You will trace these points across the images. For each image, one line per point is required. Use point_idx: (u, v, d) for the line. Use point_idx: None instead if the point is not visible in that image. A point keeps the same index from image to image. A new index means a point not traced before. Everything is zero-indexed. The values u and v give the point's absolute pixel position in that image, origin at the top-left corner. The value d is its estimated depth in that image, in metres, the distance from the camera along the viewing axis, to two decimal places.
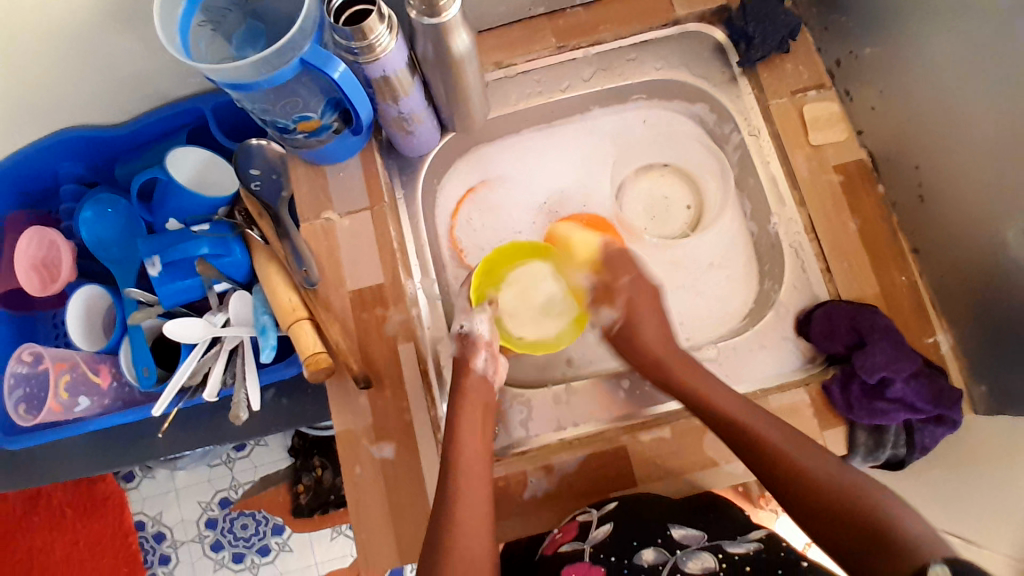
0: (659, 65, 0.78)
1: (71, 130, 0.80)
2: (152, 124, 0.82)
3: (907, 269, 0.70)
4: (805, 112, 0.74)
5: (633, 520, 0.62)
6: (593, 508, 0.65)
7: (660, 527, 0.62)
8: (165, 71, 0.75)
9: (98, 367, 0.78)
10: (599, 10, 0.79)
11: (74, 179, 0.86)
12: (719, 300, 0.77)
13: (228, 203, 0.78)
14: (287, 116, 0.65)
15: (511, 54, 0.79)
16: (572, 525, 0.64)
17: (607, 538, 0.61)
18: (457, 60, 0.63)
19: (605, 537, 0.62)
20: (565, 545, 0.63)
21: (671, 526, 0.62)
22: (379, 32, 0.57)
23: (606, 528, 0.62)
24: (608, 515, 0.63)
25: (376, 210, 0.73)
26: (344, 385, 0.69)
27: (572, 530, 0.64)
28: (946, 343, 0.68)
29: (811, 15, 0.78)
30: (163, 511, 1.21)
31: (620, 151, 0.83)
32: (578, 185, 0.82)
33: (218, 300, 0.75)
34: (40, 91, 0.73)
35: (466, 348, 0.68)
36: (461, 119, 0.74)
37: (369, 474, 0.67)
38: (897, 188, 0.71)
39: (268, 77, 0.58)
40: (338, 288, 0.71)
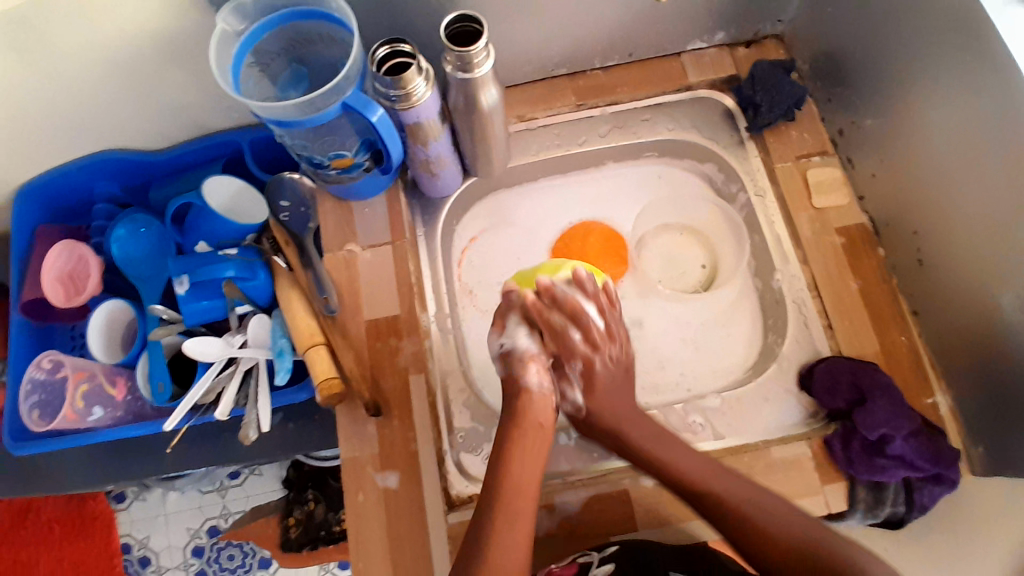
0: (671, 126, 0.83)
1: (110, 152, 0.85)
2: (189, 153, 0.87)
3: (906, 329, 0.73)
4: (809, 176, 0.79)
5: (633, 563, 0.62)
6: (595, 551, 0.64)
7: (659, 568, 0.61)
8: (209, 104, 0.80)
9: (115, 379, 0.80)
10: (617, 73, 0.85)
11: (108, 198, 0.90)
12: (723, 351, 0.79)
13: (256, 231, 0.82)
14: (323, 152, 0.69)
15: (533, 109, 0.84)
16: (573, 564, 0.63)
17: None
18: (485, 111, 0.67)
19: None
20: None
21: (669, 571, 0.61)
22: (416, 83, 0.61)
23: (607, 568, 0.61)
24: (610, 556, 0.62)
25: (397, 245, 0.76)
26: (354, 411, 0.70)
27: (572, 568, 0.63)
28: (945, 404, 0.70)
29: (816, 88, 0.83)
30: (151, 535, 1.21)
31: (645, 207, 0.86)
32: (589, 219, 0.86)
33: (238, 321, 0.77)
34: (92, 116, 0.78)
35: (513, 366, 0.67)
36: (483, 166, 0.78)
37: (371, 502, 0.67)
38: (896, 252, 0.74)
39: (311, 117, 0.62)
40: (355, 316, 0.74)
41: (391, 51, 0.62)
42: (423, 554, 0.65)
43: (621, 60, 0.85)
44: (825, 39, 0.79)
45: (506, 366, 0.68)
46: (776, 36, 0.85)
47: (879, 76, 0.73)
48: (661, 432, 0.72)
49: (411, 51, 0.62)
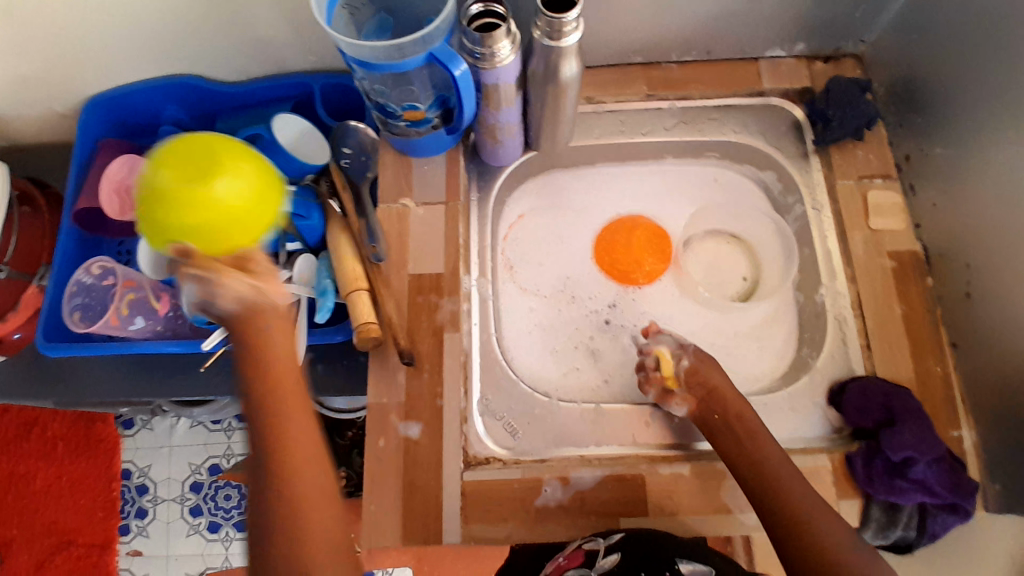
0: (737, 129, 0.83)
1: (184, 77, 0.86)
2: (261, 89, 0.88)
3: (943, 360, 0.72)
4: (868, 197, 0.78)
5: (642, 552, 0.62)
6: (601, 537, 0.65)
7: (667, 561, 0.61)
8: (289, 42, 0.81)
9: (160, 295, 0.81)
10: (691, 69, 0.85)
11: (174, 122, 0.91)
12: (756, 360, 0.79)
13: (316, 172, 0.83)
14: (399, 102, 0.70)
15: (602, 92, 0.84)
16: (579, 553, 0.65)
17: (614, 568, 0.62)
18: (562, 84, 0.68)
19: (611, 567, 0.62)
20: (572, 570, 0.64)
21: (678, 561, 0.60)
22: (503, 44, 0.62)
23: (612, 558, 0.62)
24: (615, 545, 0.63)
25: (450, 205, 0.77)
26: (385, 359, 0.71)
27: (579, 557, 0.65)
28: (970, 438, 0.69)
29: (888, 112, 0.82)
30: (152, 465, 1.24)
31: (695, 209, 0.86)
32: (641, 211, 0.87)
33: (286, 258, 0.79)
34: (173, 37, 0.79)
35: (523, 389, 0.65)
36: (546, 140, 0.79)
37: (391, 449, 0.68)
38: (944, 284, 0.74)
39: (395, 62, 0.62)
40: (400, 268, 0.74)
41: (484, 10, 0.62)
42: (436, 507, 0.67)
43: (698, 57, 0.85)
44: (906, 63, 0.78)
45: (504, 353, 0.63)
46: (856, 55, 0.85)
47: (957, 108, 0.72)
48: (685, 426, 0.72)
49: (504, 13, 0.62)
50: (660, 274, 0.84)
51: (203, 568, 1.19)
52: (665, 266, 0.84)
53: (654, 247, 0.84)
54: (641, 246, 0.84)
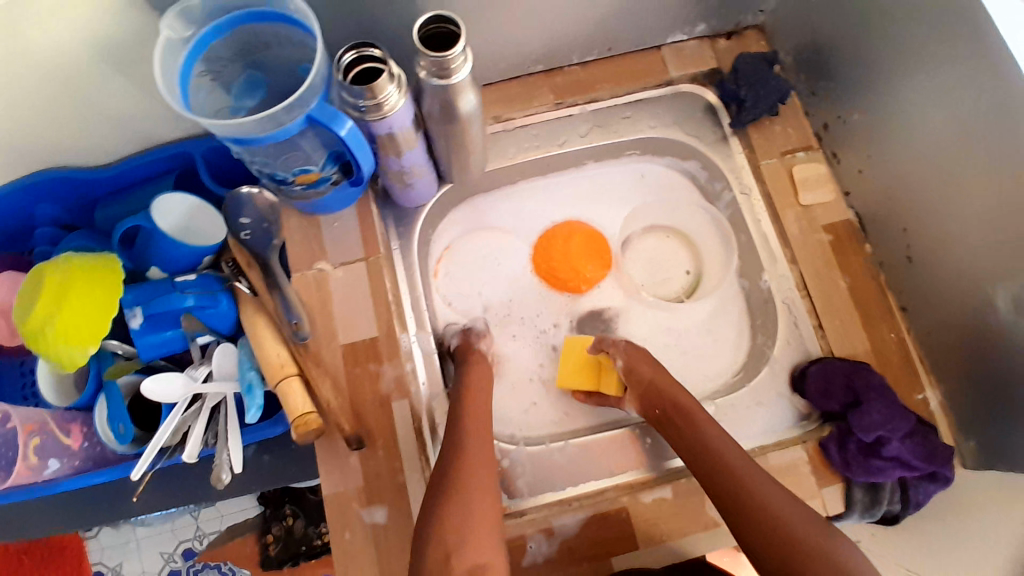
0: (653, 124, 0.80)
1: (45, 172, 0.77)
2: (139, 167, 0.79)
3: (896, 326, 0.72)
4: (795, 172, 0.77)
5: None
6: None
7: None
8: (156, 115, 0.73)
9: (69, 427, 0.73)
10: (595, 68, 0.81)
11: (51, 221, 0.81)
12: (716, 357, 0.77)
13: (214, 253, 0.75)
14: (288, 168, 0.63)
15: (509, 108, 0.79)
16: None
17: None
18: (464, 119, 0.62)
19: None
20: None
21: None
22: (388, 92, 0.56)
23: None
24: None
25: (371, 261, 0.72)
26: (334, 444, 0.66)
27: None
28: (935, 399, 0.70)
29: (798, 81, 0.80)
30: (123, 563, 1.13)
31: (631, 209, 0.83)
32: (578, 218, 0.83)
33: (200, 353, 0.71)
34: (20, 135, 0.70)
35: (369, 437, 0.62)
36: (459, 172, 0.74)
37: (360, 540, 0.64)
38: (884, 249, 0.73)
39: (272, 133, 0.55)
40: (329, 341, 0.69)
41: (358, 56, 0.55)
42: None
43: (599, 55, 0.80)
44: (807, 29, 0.76)
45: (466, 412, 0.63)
46: (756, 26, 0.82)
47: (866, 70, 0.71)
48: (657, 446, 0.70)
49: (382, 55, 0.56)
50: (602, 279, 0.80)
51: None
52: (608, 262, 0.81)
53: (597, 245, 0.80)
54: (582, 249, 0.80)
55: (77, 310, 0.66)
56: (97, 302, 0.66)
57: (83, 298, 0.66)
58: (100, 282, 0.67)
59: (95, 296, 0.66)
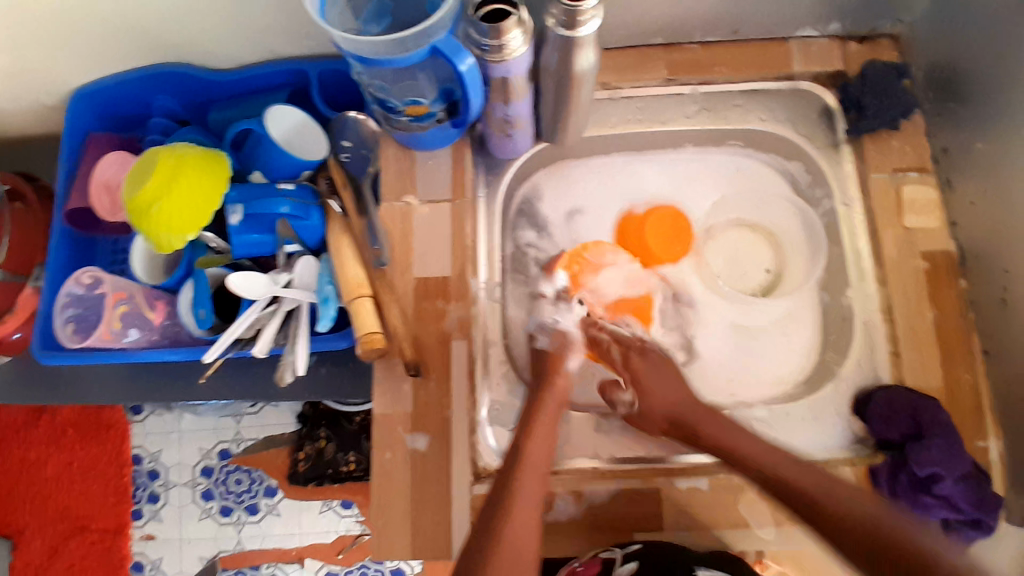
0: (764, 117, 0.78)
1: (169, 65, 0.80)
2: (255, 77, 0.82)
3: (973, 368, 0.68)
4: (903, 192, 0.73)
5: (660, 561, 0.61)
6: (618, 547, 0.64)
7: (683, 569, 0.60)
8: (280, 27, 0.75)
9: (154, 303, 0.79)
10: (715, 50, 0.78)
11: (166, 113, 0.86)
12: (780, 364, 0.76)
13: (313, 168, 0.77)
14: (400, 97, 0.66)
15: (619, 77, 0.78)
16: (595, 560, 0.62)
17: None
18: (576, 78, 0.62)
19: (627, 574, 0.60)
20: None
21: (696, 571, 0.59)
22: (514, 34, 0.56)
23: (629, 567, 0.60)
24: (633, 554, 0.62)
25: (456, 204, 0.72)
26: (392, 369, 0.69)
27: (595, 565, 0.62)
28: (997, 450, 0.66)
29: (925, 98, 0.76)
30: (163, 450, 1.22)
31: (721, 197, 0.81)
32: (667, 199, 0.81)
33: (285, 260, 0.74)
34: (155, 26, 0.74)
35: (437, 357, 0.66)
36: (558, 132, 0.74)
37: (398, 462, 0.66)
38: (980, 288, 0.70)
39: (397, 57, 0.57)
40: (404, 272, 0.71)
41: None
42: (445, 523, 0.65)
43: (722, 37, 0.78)
44: (949, 45, 0.71)
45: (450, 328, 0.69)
46: (894, 34, 0.78)
47: (1006, 97, 0.66)
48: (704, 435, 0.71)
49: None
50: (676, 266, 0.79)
51: (218, 550, 1.18)
52: (684, 250, 0.79)
53: (678, 229, 0.78)
54: (661, 232, 0.78)
55: (182, 196, 0.70)
56: (202, 195, 0.71)
57: (191, 187, 0.70)
58: (208, 174, 0.71)
59: (202, 189, 0.71)
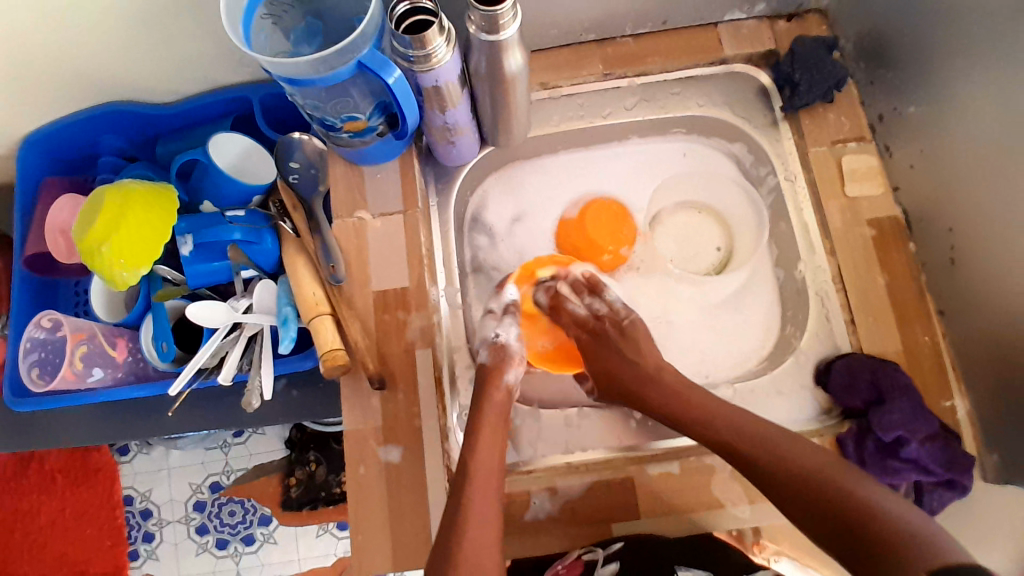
0: (702, 102, 0.79)
1: (112, 105, 0.81)
2: (198, 107, 0.83)
3: (931, 329, 0.69)
4: (844, 163, 0.75)
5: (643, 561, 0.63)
6: (599, 547, 0.64)
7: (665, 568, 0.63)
8: (219, 57, 0.76)
9: (116, 340, 0.79)
10: (649, 41, 0.80)
11: (115, 152, 0.87)
12: (740, 343, 0.77)
13: (262, 193, 0.79)
14: (336, 113, 0.66)
15: (557, 76, 0.79)
16: (577, 562, 0.63)
17: None
18: (508, 79, 0.63)
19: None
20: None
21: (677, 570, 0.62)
22: (437, 44, 0.57)
23: (612, 567, 0.62)
24: (614, 554, 0.63)
25: (408, 215, 0.73)
26: (358, 383, 0.69)
27: (578, 567, 0.63)
28: (963, 408, 0.67)
29: (857, 69, 0.78)
30: (153, 488, 1.21)
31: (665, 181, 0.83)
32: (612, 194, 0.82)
33: (244, 286, 0.76)
34: (93, 68, 0.74)
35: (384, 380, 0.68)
36: (502, 135, 0.75)
37: (373, 476, 0.67)
38: (927, 249, 0.71)
39: (324, 75, 0.58)
40: (363, 286, 0.71)
41: (411, 8, 0.57)
42: (424, 532, 0.65)
43: (654, 28, 0.80)
44: (873, 16, 0.73)
45: (407, 348, 0.70)
46: (820, 11, 0.79)
47: (931, 60, 0.68)
48: None
49: (433, 9, 0.57)
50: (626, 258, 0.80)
51: None
52: (630, 240, 0.80)
53: (621, 221, 0.79)
54: (603, 225, 0.79)
55: (135, 233, 0.71)
56: (157, 233, 0.72)
57: (143, 224, 0.71)
58: (160, 212, 0.72)
59: (155, 227, 0.72)
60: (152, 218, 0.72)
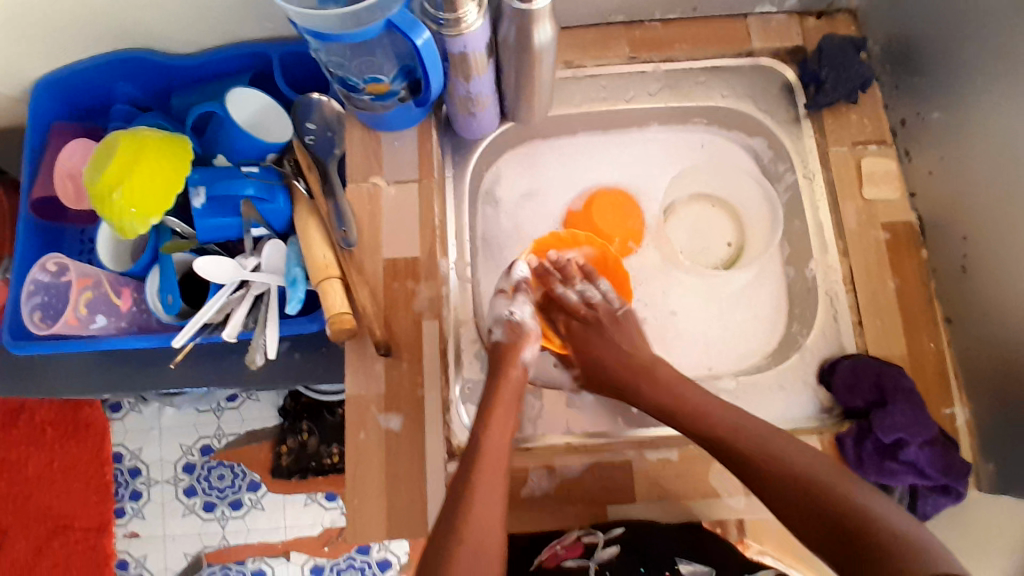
0: (726, 93, 0.79)
1: (129, 53, 0.80)
2: (218, 61, 0.82)
3: (936, 336, 0.70)
4: (863, 164, 0.74)
5: (639, 543, 0.62)
6: (599, 530, 0.64)
7: (666, 559, 0.61)
8: (242, 11, 0.75)
9: (121, 290, 0.78)
10: (677, 28, 0.79)
11: (129, 101, 0.86)
12: (745, 338, 0.77)
13: (279, 150, 0.79)
14: (360, 74, 0.65)
15: (582, 56, 0.79)
16: (577, 544, 0.64)
17: (614, 559, 0.61)
18: (535, 53, 0.63)
19: (610, 558, 0.61)
20: (570, 561, 0.62)
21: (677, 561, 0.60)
22: (468, 8, 0.57)
23: (612, 550, 0.62)
24: (614, 537, 0.63)
25: (423, 184, 0.73)
26: (362, 349, 0.69)
27: (578, 548, 0.63)
28: (963, 415, 0.67)
29: (883, 72, 0.77)
30: (143, 447, 1.20)
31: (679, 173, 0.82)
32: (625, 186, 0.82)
33: (252, 245, 0.74)
34: (114, 13, 0.73)
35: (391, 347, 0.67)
36: (523, 111, 0.74)
37: (371, 442, 0.66)
38: (940, 255, 0.71)
39: (352, 32, 0.57)
40: (373, 253, 0.71)
41: None
42: (419, 501, 0.65)
43: (683, 15, 0.79)
44: (904, 17, 0.73)
45: (414, 317, 0.69)
46: (850, 10, 0.79)
47: (959, 65, 0.67)
48: None
49: None
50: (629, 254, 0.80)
51: (202, 546, 1.17)
52: (636, 234, 0.79)
53: (628, 214, 0.79)
54: (608, 219, 0.78)
55: (146, 181, 0.70)
56: (167, 183, 0.71)
57: (156, 173, 0.70)
58: (173, 164, 0.72)
59: (167, 177, 0.71)
60: (165, 168, 0.71)
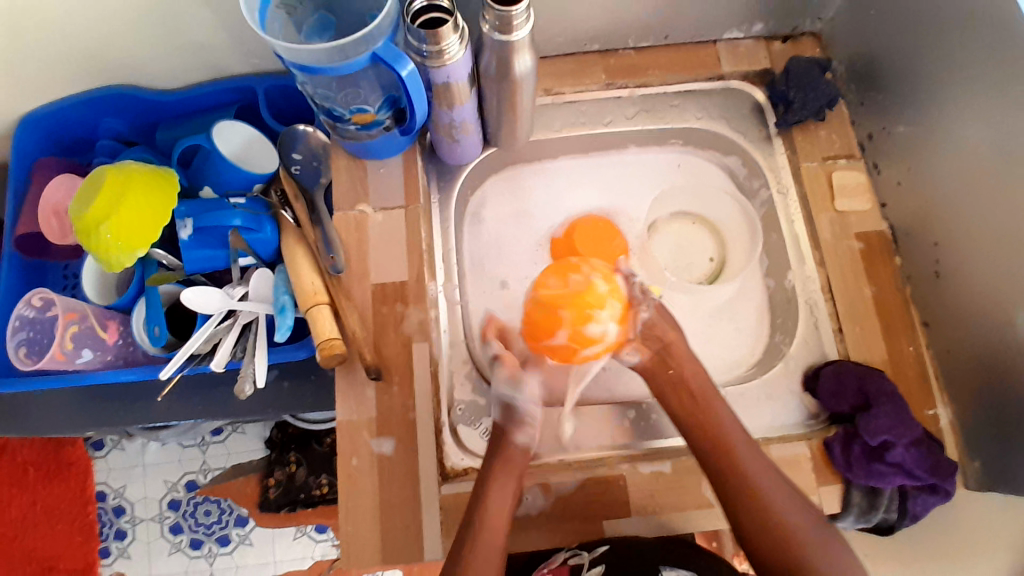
0: (699, 114, 0.82)
1: (114, 88, 0.81)
2: (203, 95, 0.83)
3: (915, 340, 0.72)
4: (834, 178, 0.77)
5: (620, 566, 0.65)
6: (585, 550, 0.67)
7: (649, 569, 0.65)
8: (229, 48, 0.77)
9: (106, 323, 0.78)
10: (650, 54, 0.83)
11: (114, 135, 0.86)
12: (730, 351, 0.78)
13: (264, 181, 0.80)
14: (346, 105, 0.67)
15: (560, 83, 0.82)
16: (563, 566, 0.66)
17: None
18: (517, 78, 0.65)
19: None
20: None
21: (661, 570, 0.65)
22: (451, 40, 0.58)
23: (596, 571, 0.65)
24: (599, 557, 0.66)
25: (410, 209, 0.74)
26: (353, 374, 0.69)
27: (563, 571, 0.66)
28: (945, 417, 0.69)
29: (847, 91, 0.81)
30: (127, 485, 1.18)
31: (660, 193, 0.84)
32: (606, 208, 0.84)
33: (240, 273, 0.75)
34: (101, 50, 0.74)
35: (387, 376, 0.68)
36: (505, 136, 0.76)
37: (365, 468, 0.66)
38: (913, 263, 0.73)
39: (338, 65, 0.59)
40: (362, 278, 0.72)
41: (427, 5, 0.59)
42: (414, 525, 0.65)
43: (656, 42, 0.83)
44: (864, 40, 0.77)
45: (404, 340, 0.70)
46: (814, 34, 0.84)
47: (919, 83, 0.71)
48: (662, 422, 0.72)
49: (449, 7, 0.59)
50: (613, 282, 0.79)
51: None
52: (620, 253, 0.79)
53: (611, 237, 0.79)
54: (590, 243, 0.78)
55: (133, 213, 0.70)
56: (154, 215, 0.71)
57: (143, 206, 0.71)
58: (161, 197, 0.72)
59: (154, 210, 0.71)
60: (153, 201, 0.72)
